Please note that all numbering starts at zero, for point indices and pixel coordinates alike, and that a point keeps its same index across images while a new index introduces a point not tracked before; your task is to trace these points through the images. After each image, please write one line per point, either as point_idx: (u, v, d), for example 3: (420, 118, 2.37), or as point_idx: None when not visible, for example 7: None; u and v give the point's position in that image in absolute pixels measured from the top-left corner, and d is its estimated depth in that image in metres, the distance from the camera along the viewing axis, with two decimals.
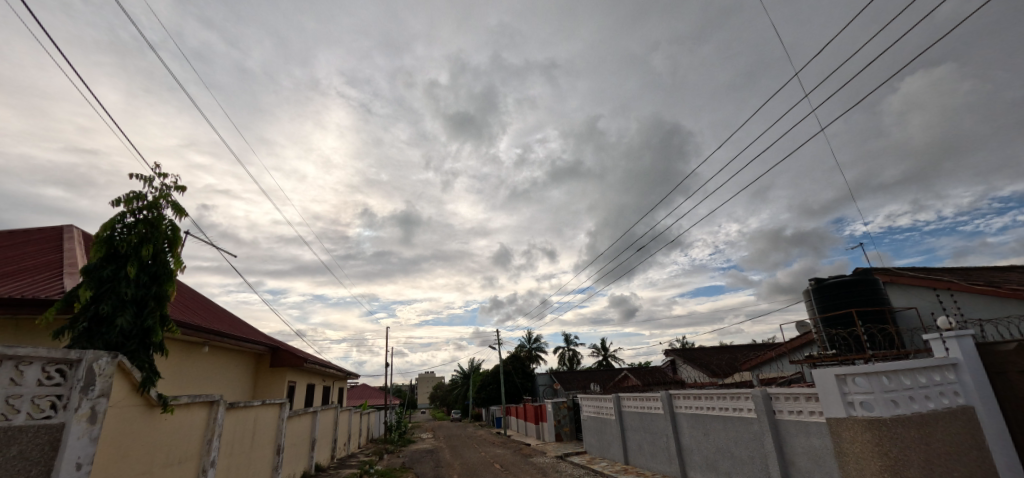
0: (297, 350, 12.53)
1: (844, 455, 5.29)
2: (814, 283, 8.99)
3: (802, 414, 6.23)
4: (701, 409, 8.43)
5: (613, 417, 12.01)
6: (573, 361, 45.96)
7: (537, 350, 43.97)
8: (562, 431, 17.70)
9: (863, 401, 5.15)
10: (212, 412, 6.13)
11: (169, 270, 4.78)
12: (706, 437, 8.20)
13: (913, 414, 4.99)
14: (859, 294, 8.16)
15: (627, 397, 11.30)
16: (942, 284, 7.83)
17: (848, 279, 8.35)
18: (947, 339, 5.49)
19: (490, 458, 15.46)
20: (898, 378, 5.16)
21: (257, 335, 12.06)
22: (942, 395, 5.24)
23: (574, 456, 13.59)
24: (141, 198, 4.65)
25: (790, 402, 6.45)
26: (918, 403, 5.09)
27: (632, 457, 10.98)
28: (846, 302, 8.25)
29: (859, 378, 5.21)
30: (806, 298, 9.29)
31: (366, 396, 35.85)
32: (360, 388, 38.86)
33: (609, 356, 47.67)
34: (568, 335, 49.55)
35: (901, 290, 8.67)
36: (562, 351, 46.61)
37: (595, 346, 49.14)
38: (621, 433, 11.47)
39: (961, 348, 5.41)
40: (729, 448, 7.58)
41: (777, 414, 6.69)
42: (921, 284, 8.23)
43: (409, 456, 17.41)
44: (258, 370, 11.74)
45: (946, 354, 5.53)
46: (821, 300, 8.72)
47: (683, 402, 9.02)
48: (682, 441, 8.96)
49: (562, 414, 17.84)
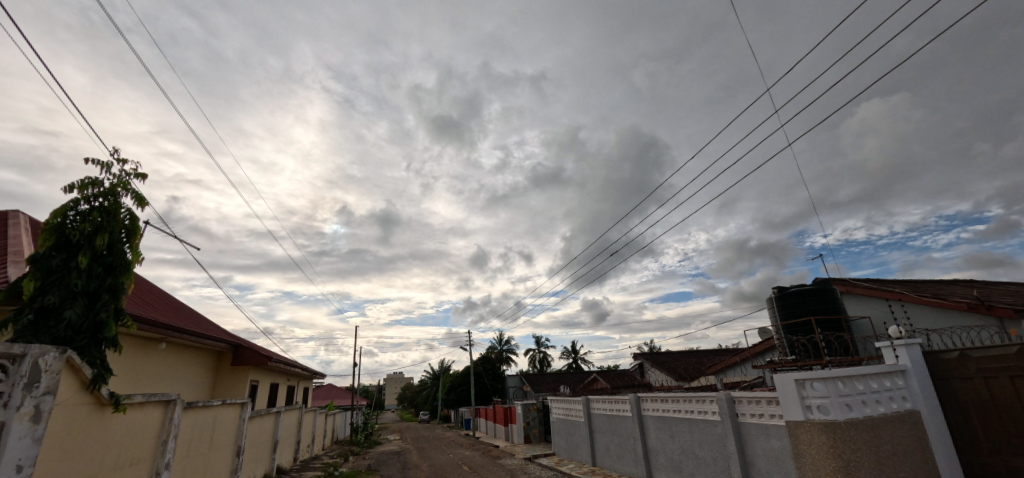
0: (261, 348, 12.08)
1: (802, 456, 5.55)
2: (776, 291, 9.37)
3: (763, 416, 6.47)
4: (667, 413, 8.62)
5: (582, 420, 12.15)
6: (543, 363, 46.30)
7: (508, 352, 43.90)
8: (531, 432, 17.71)
9: (820, 405, 5.41)
10: (167, 412, 5.83)
11: (126, 262, 4.55)
12: (671, 439, 8.40)
13: (865, 416, 5.28)
14: (818, 303, 8.56)
15: (596, 399, 11.44)
16: (894, 296, 8.30)
17: (808, 288, 8.74)
18: (897, 347, 5.83)
19: (457, 460, 15.38)
20: (853, 384, 5.45)
21: (218, 331, 11.58)
22: (891, 400, 5.57)
23: (542, 457, 13.67)
24: (97, 184, 4.40)
25: (752, 405, 6.69)
26: (870, 406, 5.39)
27: (599, 459, 11.14)
28: (806, 311, 8.62)
29: (816, 382, 5.48)
30: (768, 306, 9.67)
31: (331, 397, 34.85)
32: (325, 388, 37.87)
33: (579, 359, 48.03)
34: (539, 339, 49.61)
35: (857, 300, 9.14)
36: (532, 353, 46.78)
37: (565, 349, 49.41)
38: (590, 435, 11.60)
39: (909, 356, 5.76)
40: (693, 450, 7.81)
41: (740, 417, 6.92)
42: (874, 295, 8.72)
43: (375, 458, 17.07)
44: (218, 368, 11.27)
45: (895, 361, 5.88)
46: (782, 308, 9.07)
47: (650, 404, 9.20)
48: (649, 443, 9.12)
49: (531, 415, 17.89)
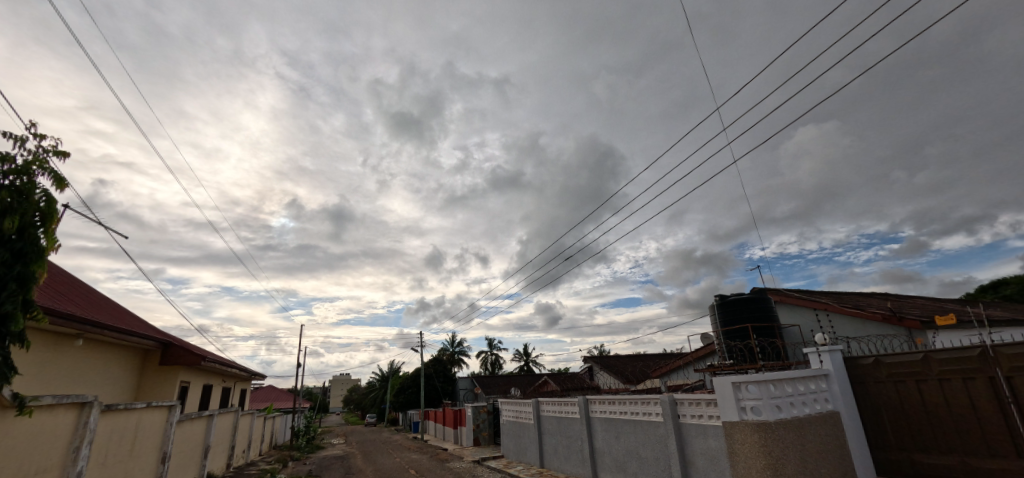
0: (194, 347, 11.24)
1: (736, 455, 5.91)
2: (718, 299, 9.94)
3: (702, 417, 6.83)
4: (614, 414, 8.89)
5: (531, 422, 12.28)
6: (494, 365, 46.34)
7: (460, 353, 43.57)
8: (480, 435, 17.66)
9: (754, 406, 5.79)
10: (82, 415, 5.29)
11: (39, 249, 4.10)
12: (617, 440, 8.67)
13: (793, 417, 5.71)
14: (754, 311, 9.18)
15: (546, 402, 11.59)
16: (820, 306, 9.05)
17: (746, 296, 9.34)
18: (822, 353, 6.35)
19: (404, 464, 15.04)
20: (782, 386, 5.88)
21: (145, 328, 10.65)
22: (815, 401, 6.06)
23: (491, 460, 13.67)
24: (8, 161, 3.93)
25: (693, 406, 7.04)
26: (797, 407, 5.84)
27: (547, 461, 11.30)
28: (743, 318, 9.21)
29: (751, 385, 5.85)
30: (710, 313, 10.23)
31: (271, 400, 32.99)
32: (264, 390, 35.82)
33: (530, 362, 48.51)
34: (492, 341, 49.63)
35: (788, 309, 9.89)
36: (485, 355, 46.71)
37: (517, 351, 49.75)
38: (538, 437, 11.74)
39: (832, 361, 6.30)
40: (637, 450, 8.10)
41: (681, 417, 7.27)
42: (803, 305, 9.47)
43: (316, 463, 16.34)
44: (143, 367, 10.37)
45: (820, 366, 6.40)
46: (723, 315, 9.63)
47: (598, 406, 9.45)
48: (596, 444, 9.37)
49: (481, 418, 17.83)
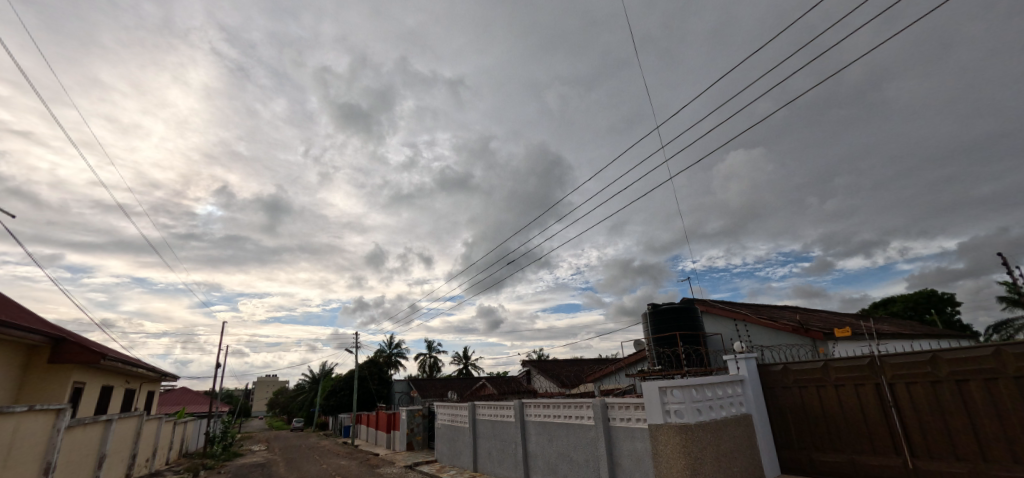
0: (93, 344, 9.94)
1: (660, 456, 6.15)
2: (650, 307, 10.39)
3: (630, 420, 7.07)
4: (548, 418, 8.97)
5: (466, 425, 12.12)
6: (433, 368, 45.52)
7: (397, 355, 42.36)
8: (414, 439, 17.19)
9: (677, 410, 6.06)
10: None
11: None
12: (549, 443, 8.76)
13: (711, 420, 6.05)
14: (682, 320, 9.68)
15: (482, 405, 11.50)
16: (740, 317, 9.73)
17: (676, 306, 9.84)
18: (740, 360, 6.81)
19: (330, 471, 14.26)
20: (703, 391, 6.21)
21: (32, 321, 9.26)
22: (732, 405, 6.47)
23: (423, 465, 13.31)
24: None
25: (622, 410, 7.26)
26: (715, 411, 6.20)
27: (480, 465, 11.18)
28: (672, 326, 9.68)
29: (675, 390, 6.13)
30: (642, 320, 10.66)
31: (183, 403, 30.04)
32: (176, 392, 32.56)
33: (470, 365, 48.20)
34: (432, 343, 48.75)
35: (712, 319, 10.53)
36: (423, 358, 45.76)
37: (457, 354, 49.24)
38: (473, 442, 11.60)
39: (747, 368, 6.76)
40: (569, 453, 8.23)
41: (611, 421, 7.47)
42: (725, 315, 10.13)
43: (232, 472, 15.06)
44: (27, 366, 9.01)
45: (737, 372, 6.85)
46: (654, 323, 10.07)
47: (533, 410, 9.50)
48: (529, 448, 9.40)
49: (416, 422, 17.36)
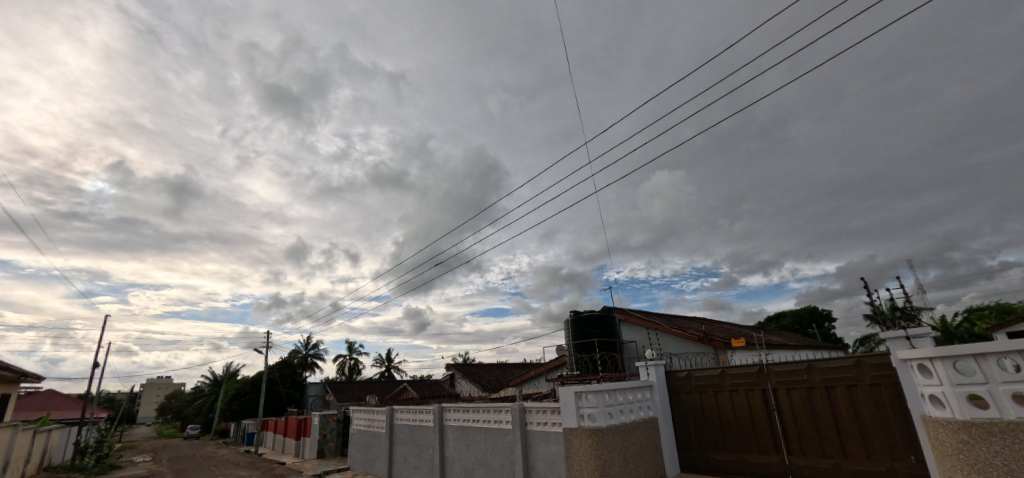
0: None
1: (572, 459, 6.35)
2: (572, 315, 10.75)
3: (547, 424, 7.23)
4: (467, 422, 8.91)
5: (383, 431, 11.68)
6: (353, 371, 43.45)
7: (314, 357, 39.91)
8: (326, 446, 16.25)
9: (590, 414, 6.31)
10: None
11: None
12: (467, 448, 8.71)
13: (620, 423, 6.37)
14: (601, 327, 10.13)
15: (400, 410, 11.16)
16: (653, 327, 10.39)
17: (596, 314, 10.28)
18: (650, 367, 7.26)
19: None
20: (615, 395, 6.54)
21: None
22: (640, 409, 6.87)
23: (334, 473, 12.61)
24: None
25: (540, 414, 7.41)
26: (625, 415, 6.54)
27: (395, 472, 10.82)
28: (592, 333, 10.09)
29: (590, 395, 6.38)
30: (564, 327, 10.99)
31: (47, 409, 25.81)
32: (38, 396, 27.86)
33: (393, 368, 46.70)
34: (353, 345, 46.57)
35: (629, 327, 11.14)
36: (343, 360, 43.55)
37: (380, 357, 47.47)
38: (388, 448, 11.20)
39: (656, 374, 7.23)
40: (485, 457, 8.23)
41: (528, 425, 7.59)
42: (640, 324, 10.76)
43: None
44: None
45: (646, 377, 7.30)
46: (575, 329, 10.42)
47: (452, 414, 9.39)
48: (446, 453, 9.27)
49: (329, 427, 16.42)
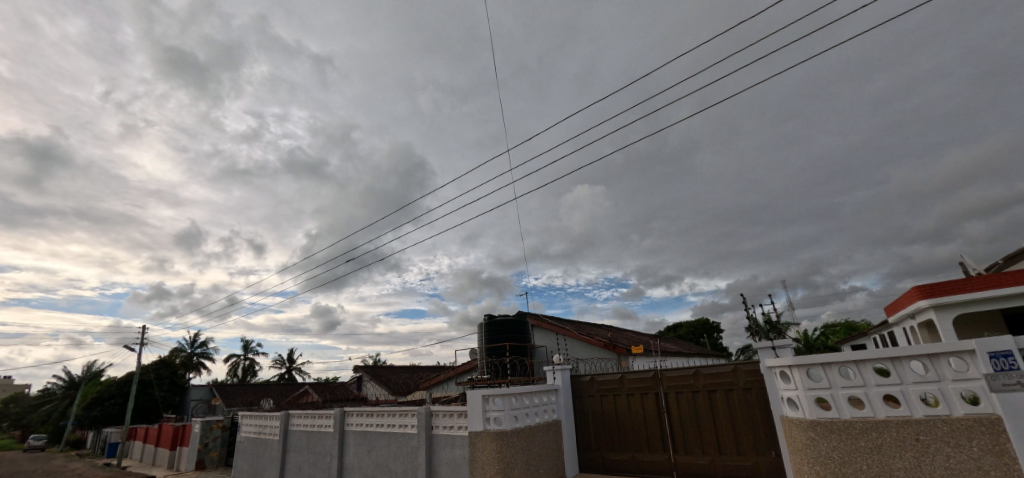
0: None
1: (476, 462, 6.40)
2: (487, 319, 10.86)
3: (452, 428, 7.21)
4: (370, 427, 8.58)
5: (276, 438, 10.81)
6: (247, 372, 39.65)
7: (202, 356, 35.78)
8: (206, 456, 14.60)
9: (496, 417, 6.42)
10: None
11: None
12: (368, 454, 8.37)
13: (524, 425, 6.56)
14: (514, 332, 10.37)
15: (297, 415, 10.41)
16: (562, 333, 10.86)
17: (510, 319, 10.50)
18: (556, 371, 7.57)
19: None
20: (521, 398, 6.72)
21: None
22: (544, 412, 7.12)
23: None
24: None
25: (446, 418, 7.36)
26: (529, 417, 6.74)
27: None
28: (505, 337, 10.28)
29: (497, 398, 6.49)
30: (479, 331, 11.06)
31: None
32: None
33: (295, 369, 43.43)
34: (250, 344, 42.55)
35: (540, 333, 11.53)
36: (237, 360, 39.57)
37: (281, 357, 43.89)
38: (281, 456, 10.38)
39: (561, 378, 7.56)
40: (387, 463, 7.98)
41: (434, 429, 7.51)
42: (551, 329, 11.20)
43: None
44: None
45: (552, 381, 7.60)
46: (488, 333, 10.54)
47: (354, 419, 8.98)
48: (345, 459, 8.83)
49: (212, 436, 14.79)
